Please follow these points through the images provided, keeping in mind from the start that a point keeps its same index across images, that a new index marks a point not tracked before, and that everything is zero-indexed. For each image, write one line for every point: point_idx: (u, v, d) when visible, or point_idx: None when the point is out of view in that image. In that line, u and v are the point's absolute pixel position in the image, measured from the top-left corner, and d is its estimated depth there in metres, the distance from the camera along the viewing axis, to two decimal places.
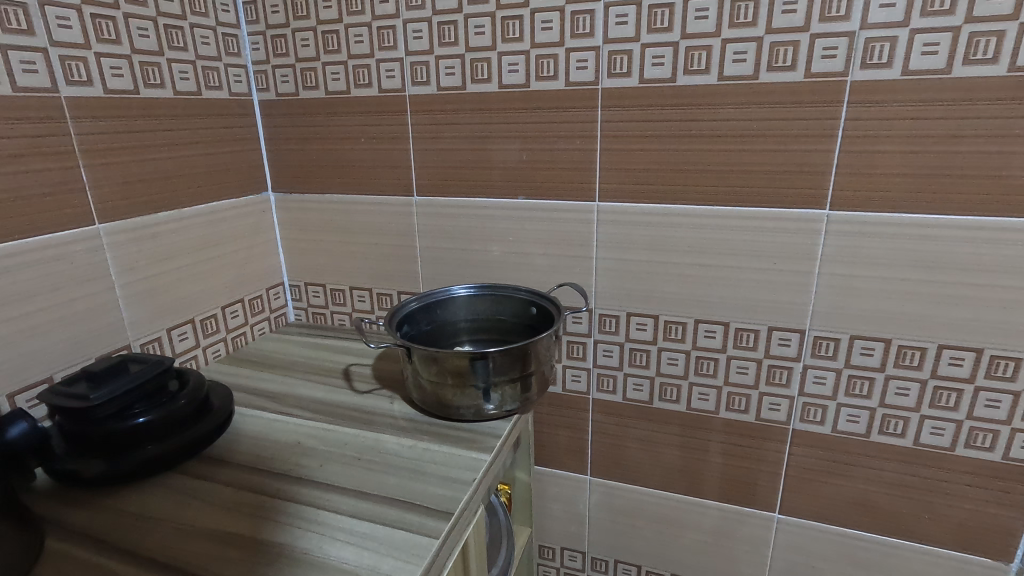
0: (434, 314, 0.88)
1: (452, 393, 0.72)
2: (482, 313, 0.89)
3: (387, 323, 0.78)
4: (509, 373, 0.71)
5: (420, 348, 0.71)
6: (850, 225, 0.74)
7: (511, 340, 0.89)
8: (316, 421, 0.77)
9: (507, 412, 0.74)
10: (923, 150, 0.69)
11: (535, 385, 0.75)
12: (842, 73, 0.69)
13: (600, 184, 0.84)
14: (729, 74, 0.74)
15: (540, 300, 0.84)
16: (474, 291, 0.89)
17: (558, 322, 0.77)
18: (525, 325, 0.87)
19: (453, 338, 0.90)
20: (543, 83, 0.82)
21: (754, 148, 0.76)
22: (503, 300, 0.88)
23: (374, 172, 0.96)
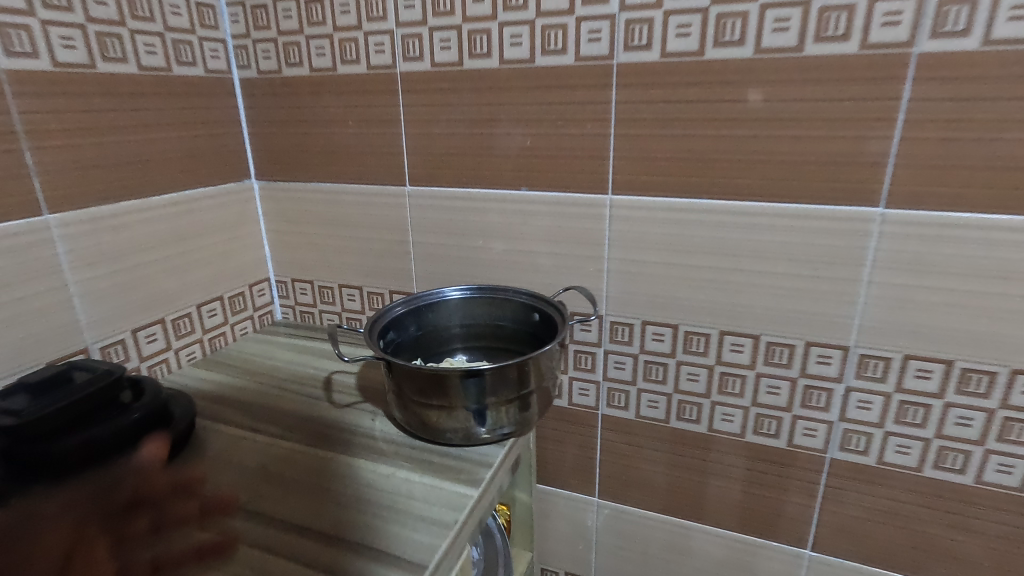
0: (425, 319, 0.79)
1: (438, 414, 0.63)
2: (480, 317, 0.80)
3: (367, 331, 0.69)
4: (504, 393, 0.62)
5: (403, 362, 0.62)
6: (912, 225, 0.63)
7: (512, 347, 0.80)
8: (287, 440, 0.69)
9: (503, 436, 0.65)
10: (1004, 138, 0.57)
11: (536, 404, 0.66)
12: (907, 42, 0.58)
13: (613, 174, 0.74)
14: (767, 46, 0.62)
15: (544, 305, 0.74)
16: (471, 293, 0.79)
17: (564, 330, 0.66)
18: (528, 332, 0.78)
19: (448, 344, 0.81)
20: (549, 58, 0.72)
21: (795, 134, 0.64)
22: (503, 304, 0.78)
23: (364, 159, 0.87)
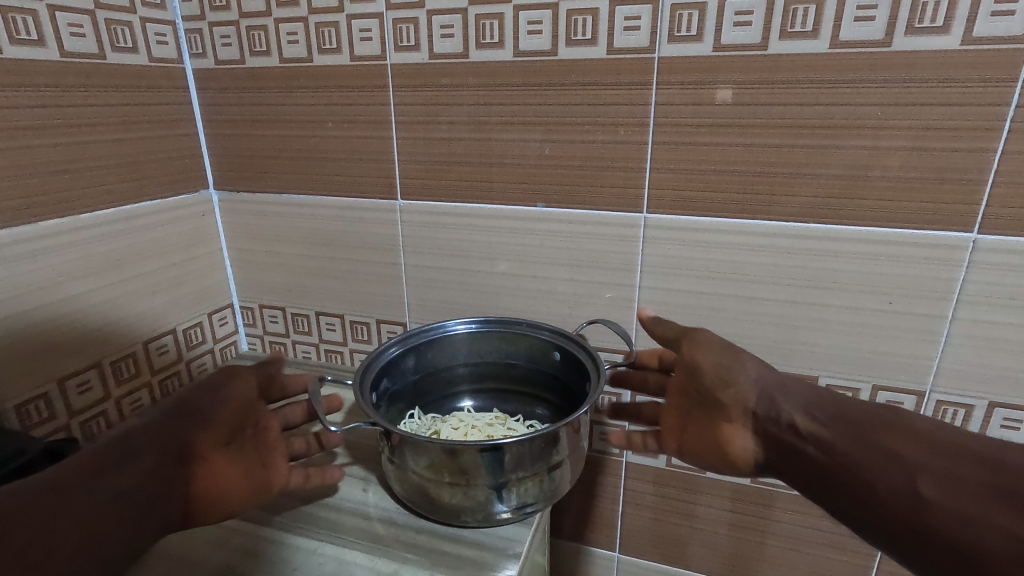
0: (423, 360, 0.66)
1: (448, 493, 0.51)
2: (489, 353, 0.68)
3: (359, 384, 0.56)
4: (532, 466, 0.50)
5: (405, 432, 0.49)
6: (1012, 254, 0.53)
7: (530, 386, 0.68)
8: (259, 525, 0.56)
9: (527, 513, 0.53)
10: None
11: (568, 472, 0.54)
12: (1020, 37, 0.48)
13: (650, 188, 0.62)
14: (846, 40, 0.52)
15: (570, 343, 0.62)
16: (479, 327, 0.66)
17: (601, 379, 0.55)
18: (549, 372, 0.66)
19: (451, 384, 0.69)
20: (575, 50, 0.60)
21: (875, 145, 0.54)
22: (517, 339, 0.66)
23: (346, 168, 0.73)
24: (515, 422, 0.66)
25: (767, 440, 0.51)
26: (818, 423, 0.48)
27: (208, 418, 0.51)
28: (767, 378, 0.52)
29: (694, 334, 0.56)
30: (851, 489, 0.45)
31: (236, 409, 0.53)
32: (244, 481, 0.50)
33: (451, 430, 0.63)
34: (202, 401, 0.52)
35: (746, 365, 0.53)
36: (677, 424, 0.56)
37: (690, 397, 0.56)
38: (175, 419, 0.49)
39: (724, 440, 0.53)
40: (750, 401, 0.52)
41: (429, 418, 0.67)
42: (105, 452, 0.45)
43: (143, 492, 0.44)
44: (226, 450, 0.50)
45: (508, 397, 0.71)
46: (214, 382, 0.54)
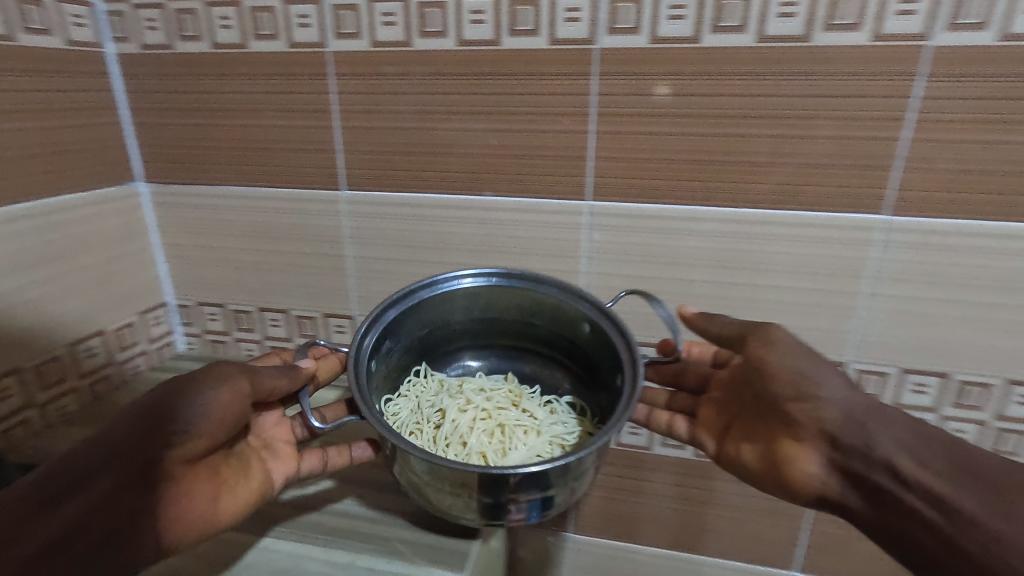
0: (430, 317, 0.65)
1: (449, 502, 0.49)
2: (507, 311, 0.66)
3: (356, 387, 0.52)
4: (545, 485, 0.47)
5: (404, 443, 0.47)
6: (918, 234, 0.59)
7: (547, 348, 0.68)
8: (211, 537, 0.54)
9: (543, 519, 0.51)
10: (1019, 141, 0.54)
11: (592, 474, 0.52)
12: (922, 35, 0.52)
13: (594, 177, 0.64)
14: (772, 35, 0.55)
15: (603, 321, 0.59)
16: (499, 281, 0.63)
17: (639, 379, 0.52)
18: (571, 336, 0.65)
19: (456, 340, 0.69)
20: (518, 40, 0.60)
21: (798, 134, 0.58)
22: (538, 302, 0.64)
23: (287, 158, 0.71)
24: (530, 402, 0.66)
25: (845, 471, 0.50)
26: (921, 467, 0.47)
27: (175, 435, 0.48)
28: (848, 398, 0.51)
29: (760, 330, 0.55)
30: (977, 566, 0.43)
31: (222, 423, 0.50)
32: (225, 500, 0.51)
33: (461, 414, 0.64)
34: (173, 413, 0.49)
35: (829, 382, 0.51)
36: (723, 423, 0.59)
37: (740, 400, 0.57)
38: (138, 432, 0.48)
39: (786, 459, 0.53)
40: (829, 424, 0.50)
41: (436, 380, 0.68)
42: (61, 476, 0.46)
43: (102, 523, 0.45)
44: (202, 474, 0.50)
45: (522, 354, 0.71)
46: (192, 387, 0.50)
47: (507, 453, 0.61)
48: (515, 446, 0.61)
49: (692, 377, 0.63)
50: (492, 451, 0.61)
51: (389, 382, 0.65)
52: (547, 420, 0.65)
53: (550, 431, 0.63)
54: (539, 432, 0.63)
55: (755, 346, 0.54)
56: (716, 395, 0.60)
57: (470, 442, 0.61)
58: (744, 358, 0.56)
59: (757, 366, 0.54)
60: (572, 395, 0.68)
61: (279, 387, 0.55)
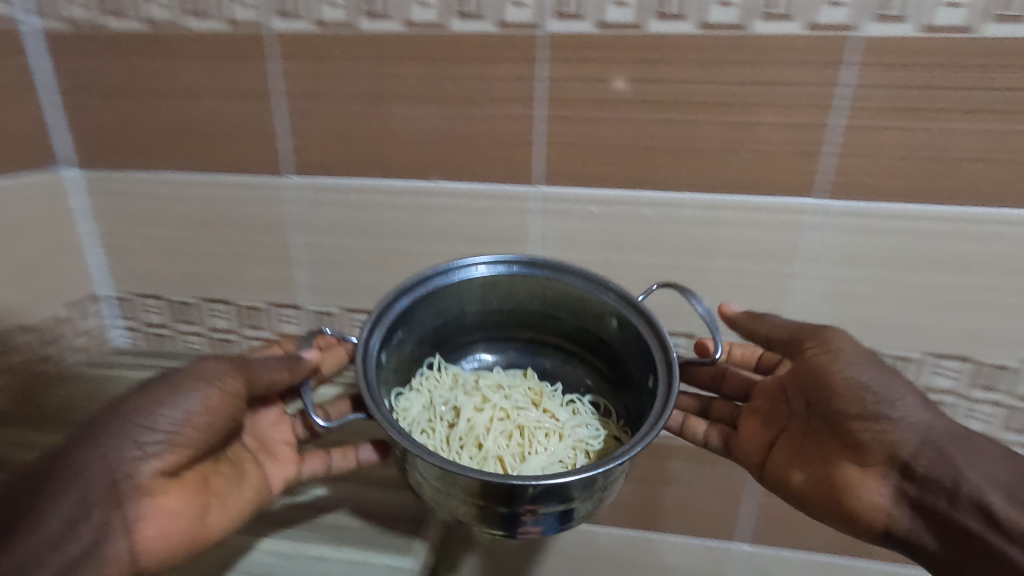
0: (445, 307, 0.64)
1: (462, 508, 0.51)
2: (528, 302, 0.66)
3: (373, 399, 0.52)
4: (563, 498, 0.49)
5: (419, 448, 0.49)
6: (849, 216, 0.62)
7: (568, 341, 0.69)
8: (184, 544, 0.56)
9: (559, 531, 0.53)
10: (937, 129, 0.57)
11: (618, 479, 0.54)
12: (851, 25, 0.55)
13: (545, 163, 0.64)
14: (712, 22, 0.56)
15: (634, 316, 0.59)
16: (520, 268, 0.63)
17: (676, 382, 0.53)
18: (597, 330, 0.65)
19: (472, 330, 0.69)
20: (464, 23, 0.59)
21: (737, 120, 0.59)
22: (563, 293, 0.64)
23: (228, 144, 0.69)
24: (551, 403, 0.67)
25: (917, 497, 0.54)
26: (1002, 500, 0.51)
27: (153, 445, 0.50)
28: (920, 422, 0.54)
29: (825, 341, 0.57)
30: None
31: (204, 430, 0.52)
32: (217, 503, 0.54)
33: (478, 413, 0.65)
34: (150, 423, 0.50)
35: (906, 405, 0.54)
36: (771, 438, 0.62)
37: (795, 416, 0.61)
38: (110, 442, 0.49)
39: (849, 486, 0.56)
40: (903, 451, 0.54)
41: (450, 374, 0.68)
42: (34, 488, 0.48)
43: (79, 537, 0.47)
44: (193, 481, 0.53)
45: (542, 348, 0.71)
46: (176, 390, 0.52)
47: (526, 458, 0.62)
48: (535, 450, 0.63)
49: (733, 383, 0.67)
50: (509, 455, 0.62)
51: (400, 374, 0.66)
52: (569, 420, 0.66)
53: (573, 435, 0.65)
54: (561, 436, 0.64)
55: (828, 360, 0.56)
56: (766, 405, 0.63)
57: (488, 445, 0.63)
58: (802, 366, 0.58)
59: (818, 376, 0.56)
60: (593, 392, 0.69)
61: (277, 379, 0.57)
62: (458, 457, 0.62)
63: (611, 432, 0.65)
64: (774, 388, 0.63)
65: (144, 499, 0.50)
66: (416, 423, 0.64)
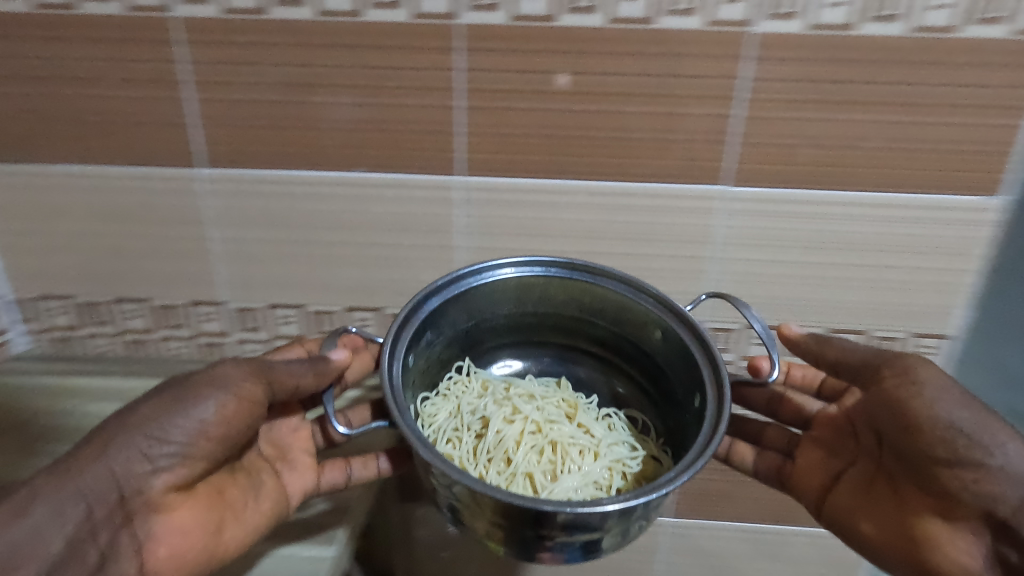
0: (476, 310, 0.66)
1: (484, 527, 0.54)
2: (565, 306, 0.68)
3: (413, 432, 0.53)
4: (591, 528, 0.51)
5: (446, 468, 0.51)
6: (754, 202, 0.66)
7: (602, 348, 0.70)
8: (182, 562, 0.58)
9: (586, 559, 0.55)
10: (828, 119, 0.61)
11: (653, 515, 0.55)
12: (746, 21, 0.58)
13: (466, 152, 0.65)
14: (621, 16, 0.58)
15: (680, 328, 0.61)
16: (557, 272, 0.64)
17: (726, 407, 0.55)
18: (637, 340, 0.67)
19: (504, 335, 0.71)
20: (379, 12, 0.59)
21: (646, 111, 0.62)
22: (603, 299, 0.65)
23: (133, 135, 0.66)
24: (586, 417, 0.68)
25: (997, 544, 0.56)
26: None
27: (167, 461, 0.54)
28: (1018, 469, 0.54)
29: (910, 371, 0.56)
30: None
31: (217, 444, 0.56)
32: (229, 511, 0.60)
33: (507, 425, 0.67)
34: (164, 443, 0.53)
35: (1008, 452, 0.54)
36: (834, 474, 0.66)
37: (863, 453, 0.64)
38: (126, 458, 0.52)
39: (932, 538, 0.58)
40: (993, 505, 0.54)
41: (478, 381, 0.70)
42: (40, 501, 0.49)
43: (87, 556, 0.51)
44: (205, 494, 0.59)
45: (577, 356, 0.73)
46: (190, 401, 0.54)
47: (557, 475, 0.64)
48: (568, 469, 0.65)
49: (790, 409, 0.70)
50: (540, 472, 0.64)
51: (427, 379, 0.68)
52: (608, 435, 0.67)
53: (609, 454, 0.66)
54: (596, 454, 0.66)
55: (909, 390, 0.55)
56: (829, 436, 0.67)
57: (517, 460, 0.65)
58: (875, 397, 0.58)
59: (894, 409, 0.56)
60: (625, 395, 0.71)
61: (302, 383, 0.60)
62: (486, 471, 0.65)
63: (649, 451, 0.67)
64: (841, 421, 0.66)
65: (156, 514, 0.55)
66: (443, 430, 0.66)
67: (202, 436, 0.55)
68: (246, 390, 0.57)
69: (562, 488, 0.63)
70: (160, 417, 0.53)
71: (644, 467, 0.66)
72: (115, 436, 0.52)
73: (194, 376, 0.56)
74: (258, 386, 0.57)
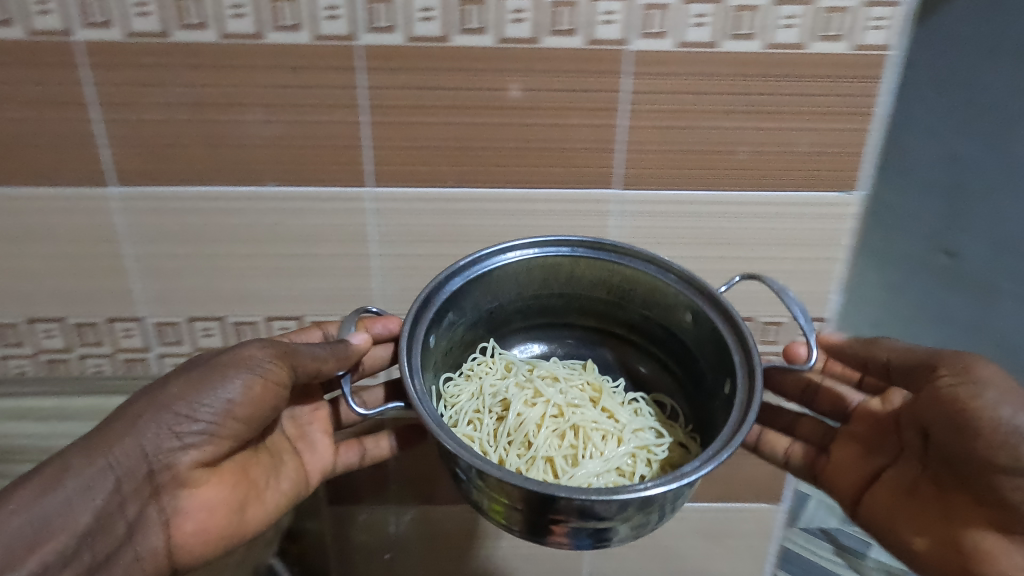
0: (499, 290, 0.68)
1: (510, 514, 0.56)
2: (592, 288, 0.70)
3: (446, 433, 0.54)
4: (607, 516, 0.53)
5: (475, 457, 0.53)
6: (642, 203, 0.72)
7: (629, 329, 0.72)
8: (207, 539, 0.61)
9: (597, 546, 0.58)
10: (702, 126, 0.68)
11: (673, 502, 0.57)
12: (622, 40, 0.64)
13: (372, 165, 0.68)
14: (508, 36, 0.63)
15: (711, 311, 0.63)
16: (585, 252, 0.66)
17: (757, 393, 0.56)
18: (666, 322, 0.69)
19: (532, 316, 0.73)
20: (281, 35, 0.62)
21: (539, 122, 0.67)
22: (631, 281, 0.67)
23: (41, 155, 0.67)
24: (609, 402, 0.71)
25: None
26: None
27: (195, 438, 0.57)
28: None
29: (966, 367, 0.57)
30: None
31: (241, 424, 0.59)
32: (256, 488, 0.64)
33: (529, 408, 0.69)
34: (192, 421, 0.56)
35: None
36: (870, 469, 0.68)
37: (901, 452, 0.66)
38: (154, 435, 0.55)
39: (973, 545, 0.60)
40: None
41: (502, 361, 0.72)
42: (67, 477, 0.52)
43: (116, 528, 0.54)
44: (231, 472, 0.62)
45: (604, 339, 0.75)
46: (216, 379, 0.56)
47: (578, 461, 0.67)
48: (588, 453, 0.67)
49: (826, 399, 0.72)
50: (560, 457, 0.67)
51: (452, 359, 0.70)
52: (631, 419, 0.70)
53: (634, 441, 0.68)
54: (620, 440, 0.68)
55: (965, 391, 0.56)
56: (868, 432, 0.68)
57: (537, 444, 0.67)
58: (930, 397, 0.59)
59: (950, 414, 0.57)
60: (647, 371, 0.74)
61: (324, 367, 0.61)
62: (508, 453, 0.67)
63: (676, 438, 0.69)
64: (885, 419, 0.68)
65: (184, 490, 0.58)
66: (463, 412, 0.68)
67: (226, 413, 0.57)
68: (269, 371, 0.58)
69: (584, 472, 0.65)
70: (189, 396, 0.56)
71: (671, 454, 0.68)
72: (143, 413, 0.55)
73: (222, 356, 0.58)
74: (280, 366, 0.59)
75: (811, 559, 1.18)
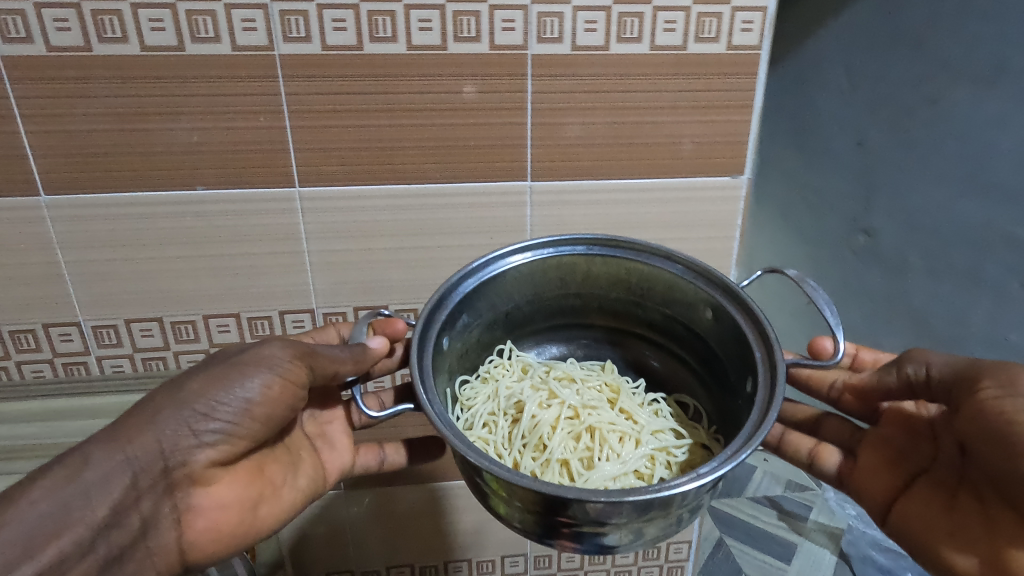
0: (512, 291, 0.71)
1: (522, 517, 0.56)
2: (609, 287, 0.73)
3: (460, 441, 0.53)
4: (620, 520, 0.53)
5: (485, 461, 0.52)
6: (553, 193, 0.79)
7: (649, 328, 0.75)
8: (217, 538, 0.62)
9: (605, 551, 0.58)
10: (601, 122, 0.75)
11: (694, 505, 0.57)
12: (522, 46, 0.70)
13: (297, 166, 0.73)
14: (417, 44, 0.68)
15: (730, 304, 0.64)
16: (597, 249, 0.70)
17: (778, 390, 0.56)
18: (687, 320, 0.71)
19: (551, 318, 0.77)
20: (201, 47, 0.66)
21: (451, 122, 0.73)
22: (650, 277, 0.70)
23: None
24: (629, 404, 0.74)
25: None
26: None
27: (211, 437, 0.58)
28: None
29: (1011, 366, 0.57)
30: None
31: (258, 423, 0.60)
32: (268, 485, 0.66)
33: (544, 411, 0.72)
34: (210, 420, 0.57)
35: None
36: (905, 477, 0.67)
37: (941, 462, 0.66)
38: (172, 432, 0.56)
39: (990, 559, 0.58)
40: None
41: (519, 364, 0.76)
42: (85, 471, 0.52)
43: (130, 522, 0.54)
44: (246, 470, 0.64)
45: (624, 337, 0.78)
46: (238, 380, 0.58)
47: (596, 463, 0.69)
48: (603, 457, 0.70)
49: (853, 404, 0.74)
50: (577, 459, 0.70)
51: (468, 363, 0.74)
52: (651, 419, 0.73)
53: (653, 442, 0.71)
54: (638, 442, 0.71)
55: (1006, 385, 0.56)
56: (900, 437, 0.69)
57: (552, 446, 0.70)
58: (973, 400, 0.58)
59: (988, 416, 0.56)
60: (661, 368, 0.78)
61: (341, 368, 0.64)
62: (524, 455, 0.70)
63: (698, 440, 0.71)
64: (920, 424, 0.69)
65: (197, 488, 0.60)
66: (479, 415, 0.72)
67: (247, 416, 0.59)
68: (292, 373, 0.60)
69: (600, 474, 0.67)
70: (208, 393, 0.57)
71: (690, 456, 0.71)
72: (163, 409, 0.56)
73: (242, 354, 0.60)
74: (299, 369, 0.61)
75: (755, 524, 1.28)
